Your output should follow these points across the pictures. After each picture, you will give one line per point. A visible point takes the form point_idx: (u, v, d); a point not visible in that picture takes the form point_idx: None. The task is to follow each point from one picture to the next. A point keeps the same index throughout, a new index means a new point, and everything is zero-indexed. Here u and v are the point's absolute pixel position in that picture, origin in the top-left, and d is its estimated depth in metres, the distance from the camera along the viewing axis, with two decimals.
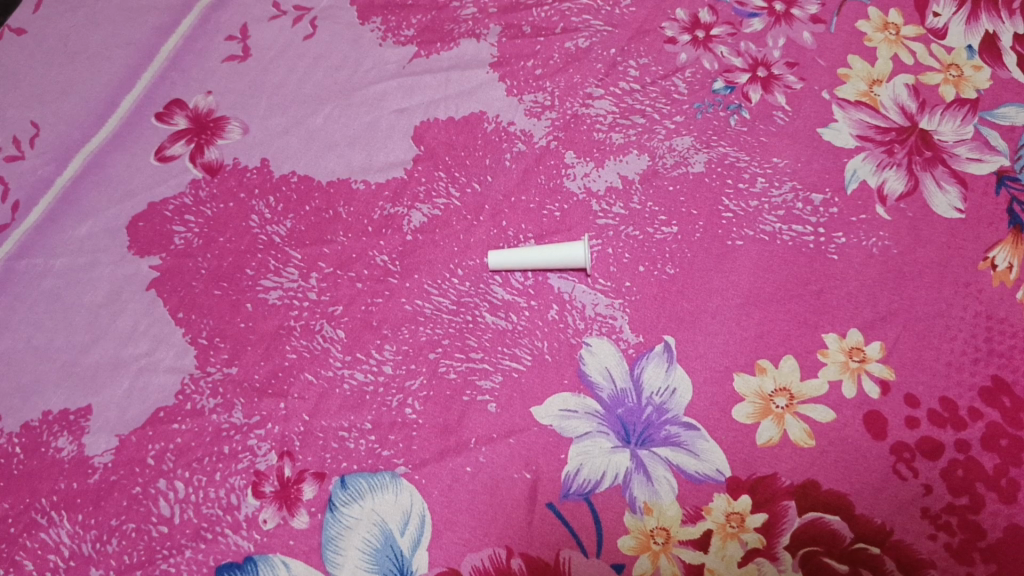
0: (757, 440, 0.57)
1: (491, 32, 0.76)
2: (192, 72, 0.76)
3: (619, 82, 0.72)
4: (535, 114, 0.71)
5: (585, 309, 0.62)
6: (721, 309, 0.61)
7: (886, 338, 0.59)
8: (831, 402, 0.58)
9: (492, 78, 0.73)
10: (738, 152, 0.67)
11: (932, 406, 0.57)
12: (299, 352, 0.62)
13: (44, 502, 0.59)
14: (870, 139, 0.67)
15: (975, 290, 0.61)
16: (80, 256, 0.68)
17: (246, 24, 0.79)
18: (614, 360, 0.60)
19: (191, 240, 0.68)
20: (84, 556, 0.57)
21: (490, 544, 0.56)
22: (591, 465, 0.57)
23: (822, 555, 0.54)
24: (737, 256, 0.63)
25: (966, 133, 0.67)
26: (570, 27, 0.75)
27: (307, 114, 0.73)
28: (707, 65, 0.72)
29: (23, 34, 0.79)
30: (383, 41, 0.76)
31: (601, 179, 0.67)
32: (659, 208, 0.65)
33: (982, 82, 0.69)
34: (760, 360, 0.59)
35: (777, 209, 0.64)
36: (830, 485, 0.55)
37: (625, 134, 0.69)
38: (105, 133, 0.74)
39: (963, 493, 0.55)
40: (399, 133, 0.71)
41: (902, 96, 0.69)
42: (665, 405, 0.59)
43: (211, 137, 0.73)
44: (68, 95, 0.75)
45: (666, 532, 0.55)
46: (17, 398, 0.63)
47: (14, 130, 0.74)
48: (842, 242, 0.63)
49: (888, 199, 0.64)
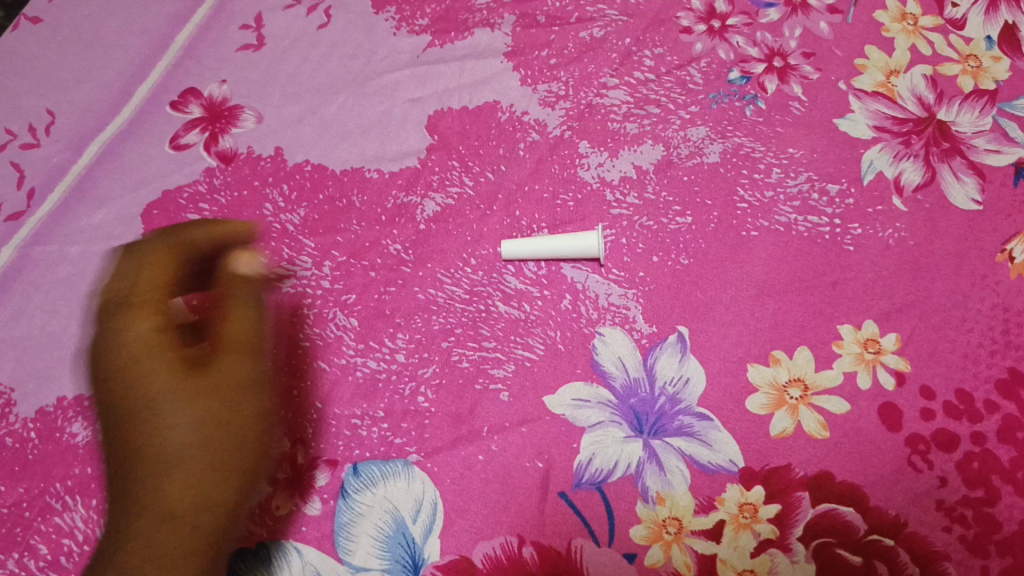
0: (770, 431, 0.57)
1: (505, 22, 0.75)
2: (206, 62, 0.76)
3: (634, 72, 0.71)
4: (549, 104, 0.70)
5: (598, 299, 0.62)
6: (735, 299, 0.61)
7: (902, 330, 0.59)
8: (846, 394, 0.57)
9: (506, 68, 0.73)
10: (753, 142, 0.67)
11: (948, 398, 0.57)
12: (312, 340, 0.63)
13: (59, 487, 0.60)
14: (887, 130, 0.66)
15: (991, 282, 0.60)
16: (95, 243, 0.68)
17: (261, 13, 0.78)
18: (627, 351, 0.60)
19: (205, 228, 0.68)
20: (98, 541, 0.58)
21: (502, 532, 0.56)
22: (603, 455, 0.57)
23: (835, 546, 0.54)
24: (753, 246, 0.62)
25: (984, 125, 0.66)
26: (585, 17, 0.75)
27: (321, 103, 0.73)
28: (723, 56, 0.71)
29: (39, 23, 0.79)
30: (396, 31, 0.76)
31: (615, 168, 0.67)
32: (673, 198, 0.65)
33: (1000, 73, 0.68)
34: (774, 351, 0.59)
35: (793, 200, 0.64)
36: (844, 476, 0.55)
37: (639, 124, 0.68)
38: (120, 121, 0.74)
39: (978, 487, 0.54)
40: (412, 123, 0.71)
41: (919, 87, 0.68)
42: (678, 395, 0.58)
43: (225, 125, 0.73)
44: (84, 82, 0.76)
45: (678, 522, 0.55)
46: (33, 382, 0.64)
47: (30, 118, 0.74)
48: (857, 233, 0.62)
49: (905, 190, 0.64)
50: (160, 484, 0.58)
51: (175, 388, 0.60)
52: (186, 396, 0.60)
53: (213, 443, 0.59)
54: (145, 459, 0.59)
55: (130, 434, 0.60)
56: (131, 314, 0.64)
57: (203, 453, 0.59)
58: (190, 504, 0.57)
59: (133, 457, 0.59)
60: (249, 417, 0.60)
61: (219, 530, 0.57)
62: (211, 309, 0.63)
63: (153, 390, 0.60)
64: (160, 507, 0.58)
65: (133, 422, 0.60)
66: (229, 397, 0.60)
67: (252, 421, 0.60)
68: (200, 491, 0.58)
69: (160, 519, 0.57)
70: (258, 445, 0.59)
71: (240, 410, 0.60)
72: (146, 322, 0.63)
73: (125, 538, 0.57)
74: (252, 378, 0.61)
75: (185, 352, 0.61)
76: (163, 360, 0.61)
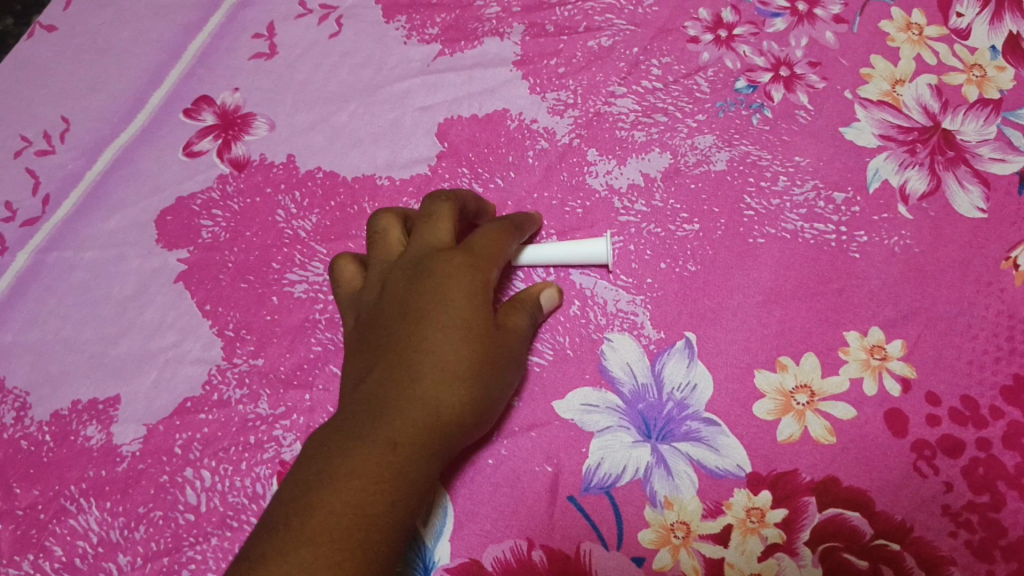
0: (777, 436, 0.57)
1: (514, 31, 0.75)
2: (219, 70, 0.77)
3: (641, 81, 0.71)
4: (558, 112, 0.71)
5: (606, 306, 0.63)
6: (742, 306, 0.61)
7: (908, 337, 0.59)
8: (852, 400, 0.58)
9: (515, 76, 0.73)
10: (759, 151, 0.67)
11: (953, 404, 0.57)
12: (323, 345, 0.63)
13: (73, 490, 0.61)
14: (892, 139, 0.67)
15: (997, 289, 0.61)
16: (109, 249, 0.69)
17: (273, 22, 0.78)
18: (635, 356, 0.61)
19: (218, 234, 0.69)
20: (112, 543, 0.59)
21: (512, 536, 0.57)
22: (611, 459, 0.58)
23: (841, 551, 0.55)
24: (759, 254, 0.63)
25: (988, 133, 0.67)
26: (593, 26, 0.74)
27: (332, 111, 0.74)
28: (730, 65, 0.72)
29: (54, 31, 0.80)
30: (406, 40, 0.76)
31: (622, 176, 0.68)
32: (681, 206, 0.66)
33: (1005, 82, 0.69)
34: (781, 357, 0.60)
35: (799, 208, 0.64)
36: (851, 481, 0.56)
37: (647, 133, 0.69)
38: (133, 128, 0.75)
39: (984, 492, 0.55)
40: (423, 130, 0.72)
41: (924, 96, 0.69)
42: (686, 401, 0.59)
43: (238, 133, 0.74)
44: (99, 90, 0.77)
45: (686, 526, 0.56)
46: (48, 386, 0.64)
47: (45, 125, 0.75)
48: (863, 241, 0.63)
49: (910, 198, 0.64)
50: (416, 413, 0.49)
51: (484, 320, 0.53)
52: (469, 332, 0.52)
53: (477, 380, 0.51)
54: (438, 322, 0.52)
55: (443, 322, 0.51)
56: (442, 217, 0.58)
57: (482, 374, 0.52)
58: (415, 436, 0.48)
59: (382, 330, 0.54)
60: (505, 356, 0.54)
61: (437, 457, 0.49)
62: (483, 239, 0.57)
63: (433, 265, 0.54)
64: (401, 446, 0.48)
65: (432, 308, 0.52)
66: (507, 349, 0.54)
67: (505, 374, 0.54)
68: (468, 369, 0.51)
69: (361, 440, 0.48)
70: (499, 393, 0.54)
71: (501, 356, 0.54)
72: (437, 232, 0.57)
73: (308, 495, 0.46)
74: (520, 333, 0.56)
75: (457, 249, 0.55)
76: (404, 263, 0.56)
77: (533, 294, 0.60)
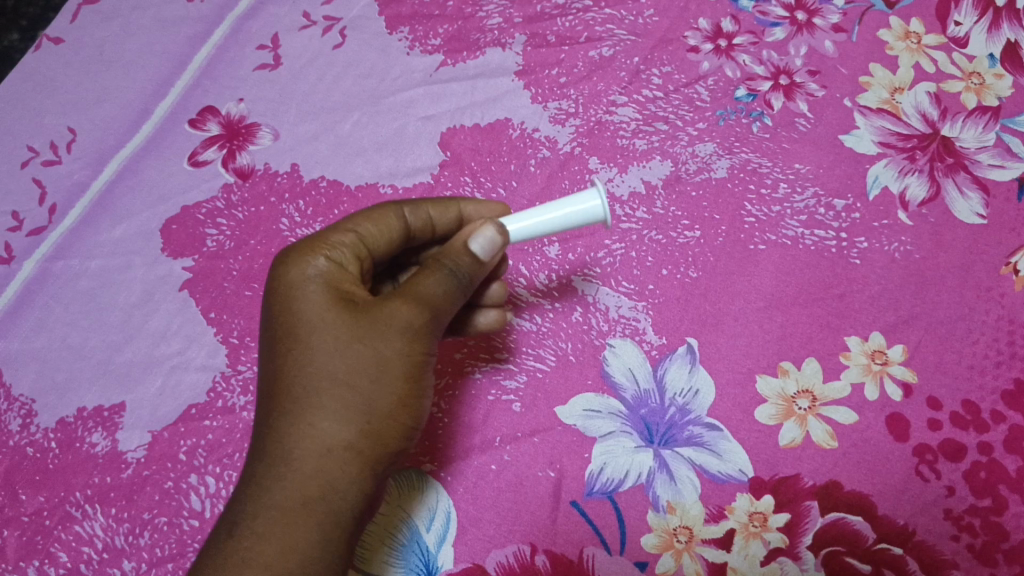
0: (779, 441, 0.57)
1: (516, 41, 0.76)
2: (224, 81, 0.78)
3: (642, 90, 0.72)
4: (559, 121, 0.72)
5: (608, 312, 0.63)
6: (743, 312, 0.62)
7: (908, 342, 0.60)
8: (853, 405, 0.58)
9: (516, 86, 0.74)
10: (760, 158, 0.68)
11: (955, 408, 0.57)
12: None
13: (78, 496, 0.61)
14: (892, 146, 0.68)
15: (997, 295, 0.61)
16: (115, 258, 0.70)
17: (278, 34, 0.79)
18: (637, 362, 0.61)
19: (223, 242, 0.70)
20: (117, 548, 0.60)
21: (516, 541, 0.57)
22: (614, 465, 0.58)
23: (844, 554, 0.55)
24: (760, 260, 0.63)
25: (987, 140, 0.67)
26: (594, 36, 0.75)
27: (336, 120, 0.75)
28: (730, 74, 0.72)
29: (59, 43, 0.81)
30: (409, 50, 0.77)
31: (624, 184, 0.68)
32: (682, 213, 0.66)
33: (1003, 90, 0.69)
34: (782, 363, 0.60)
35: (800, 214, 0.65)
36: (853, 486, 0.56)
37: (648, 141, 0.70)
38: (139, 139, 0.75)
39: (985, 495, 0.55)
40: (425, 139, 0.73)
41: (923, 104, 0.69)
42: (688, 406, 0.59)
43: (243, 143, 0.74)
44: (105, 102, 0.77)
45: (688, 530, 0.56)
46: (53, 394, 0.65)
47: (51, 136, 0.76)
48: (864, 247, 0.63)
49: (910, 205, 0.65)
50: (282, 461, 0.49)
51: (332, 334, 0.50)
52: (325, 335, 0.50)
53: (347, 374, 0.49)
54: (288, 363, 0.51)
55: (288, 359, 0.51)
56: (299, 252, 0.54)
57: (343, 391, 0.49)
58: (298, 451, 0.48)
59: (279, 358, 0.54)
60: (391, 334, 0.50)
61: (332, 478, 0.49)
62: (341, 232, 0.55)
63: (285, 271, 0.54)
64: (272, 508, 0.49)
65: (280, 343, 0.51)
66: (380, 338, 0.50)
67: (389, 365, 0.50)
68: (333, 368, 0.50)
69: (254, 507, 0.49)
70: (397, 383, 0.50)
71: (380, 342, 0.50)
72: None
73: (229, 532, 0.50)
74: (423, 300, 0.50)
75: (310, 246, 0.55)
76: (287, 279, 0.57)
77: (457, 248, 0.52)
